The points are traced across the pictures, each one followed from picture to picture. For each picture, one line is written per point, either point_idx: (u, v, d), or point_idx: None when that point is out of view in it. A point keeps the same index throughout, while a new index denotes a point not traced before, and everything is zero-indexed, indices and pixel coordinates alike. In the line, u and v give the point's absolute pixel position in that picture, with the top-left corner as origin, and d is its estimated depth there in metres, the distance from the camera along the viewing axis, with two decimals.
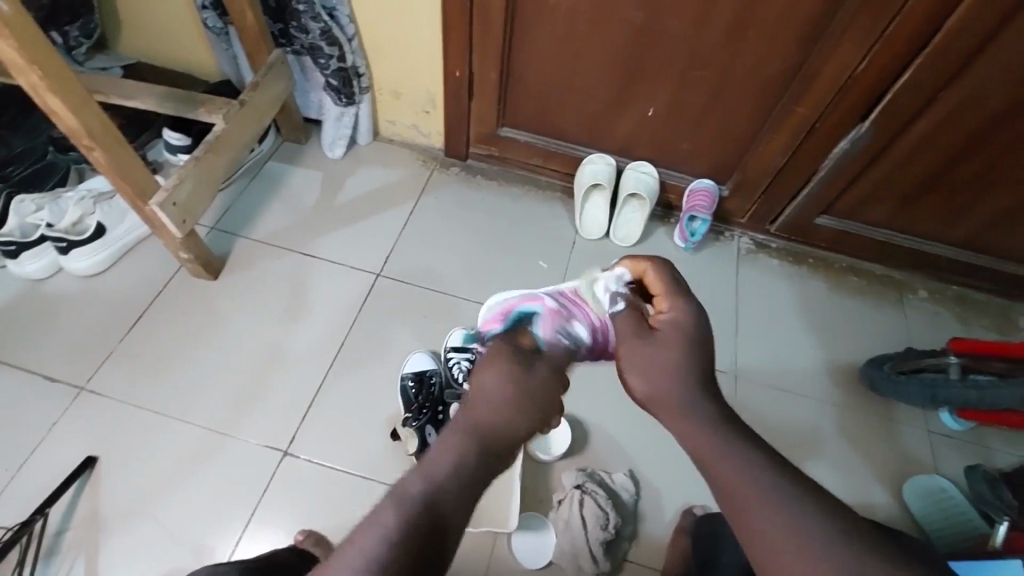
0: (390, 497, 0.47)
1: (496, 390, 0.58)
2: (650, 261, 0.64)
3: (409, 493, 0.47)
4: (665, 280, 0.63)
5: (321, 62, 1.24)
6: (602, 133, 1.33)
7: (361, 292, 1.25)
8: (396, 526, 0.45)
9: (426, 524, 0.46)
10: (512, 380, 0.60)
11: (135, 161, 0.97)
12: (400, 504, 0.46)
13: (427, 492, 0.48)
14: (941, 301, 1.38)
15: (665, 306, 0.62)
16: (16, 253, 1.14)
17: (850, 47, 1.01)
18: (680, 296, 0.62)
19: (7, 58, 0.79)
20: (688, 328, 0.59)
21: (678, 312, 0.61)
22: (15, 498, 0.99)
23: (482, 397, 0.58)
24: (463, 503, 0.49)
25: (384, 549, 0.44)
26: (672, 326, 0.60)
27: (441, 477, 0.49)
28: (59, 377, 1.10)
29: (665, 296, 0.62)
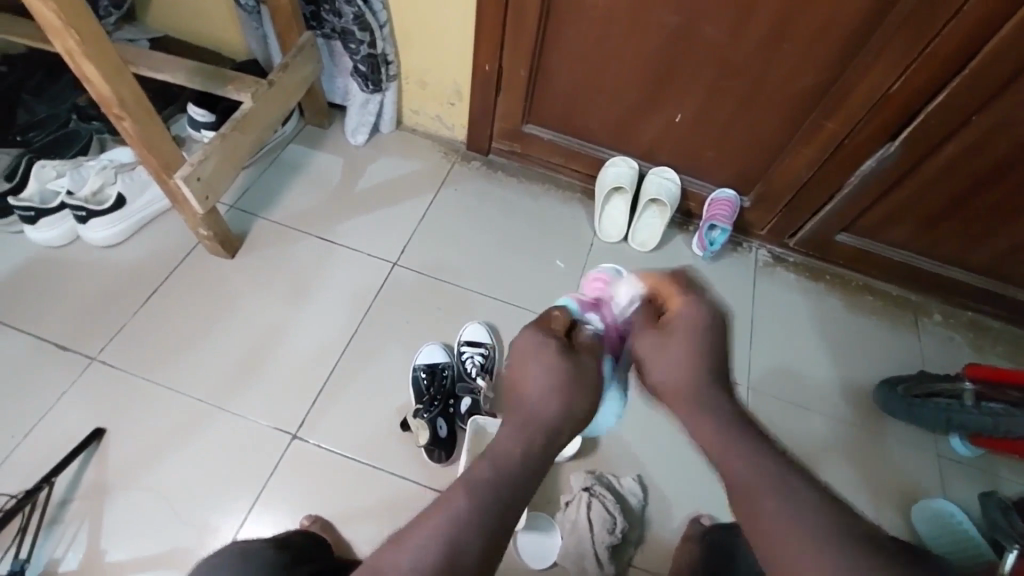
0: (459, 483, 0.51)
1: (553, 376, 0.61)
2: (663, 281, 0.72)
3: (479, 476, 0.51)
4: (673, 285, 0.71)
5: (351, 47, 1.22)
6: (627, 136, 1.33)
7: (377, 281, 1.24)
8: (463, 509, 0.48)
9: (491, 505, 0.49)
10: (552, 356, 0.63)
11: (163, 133, 0.96)
12: (466, 489, 0.50)
13: (494, 471, 0.52)
14: (955, 326, 1.38)
15: (676, 304, 0.69)
16: (35, 219, 1.13)
17: (887, 64, 1.00)
18: (690, 296, 0.69)
19: (44, 21, 0.78)
20: (703, 321, 0.66)
21: (691, 308, 0.67)
22: (20, 465, 0.98)
23: (539, 383, 0.60)
24: (524, 483, 0.52)
25: (456, 529, 0.47)
26: (686, 320, 0.66)
27: (504, 461, 0.53)
28: (71, 346, 1.09)
29: (675, 296, 0.70)
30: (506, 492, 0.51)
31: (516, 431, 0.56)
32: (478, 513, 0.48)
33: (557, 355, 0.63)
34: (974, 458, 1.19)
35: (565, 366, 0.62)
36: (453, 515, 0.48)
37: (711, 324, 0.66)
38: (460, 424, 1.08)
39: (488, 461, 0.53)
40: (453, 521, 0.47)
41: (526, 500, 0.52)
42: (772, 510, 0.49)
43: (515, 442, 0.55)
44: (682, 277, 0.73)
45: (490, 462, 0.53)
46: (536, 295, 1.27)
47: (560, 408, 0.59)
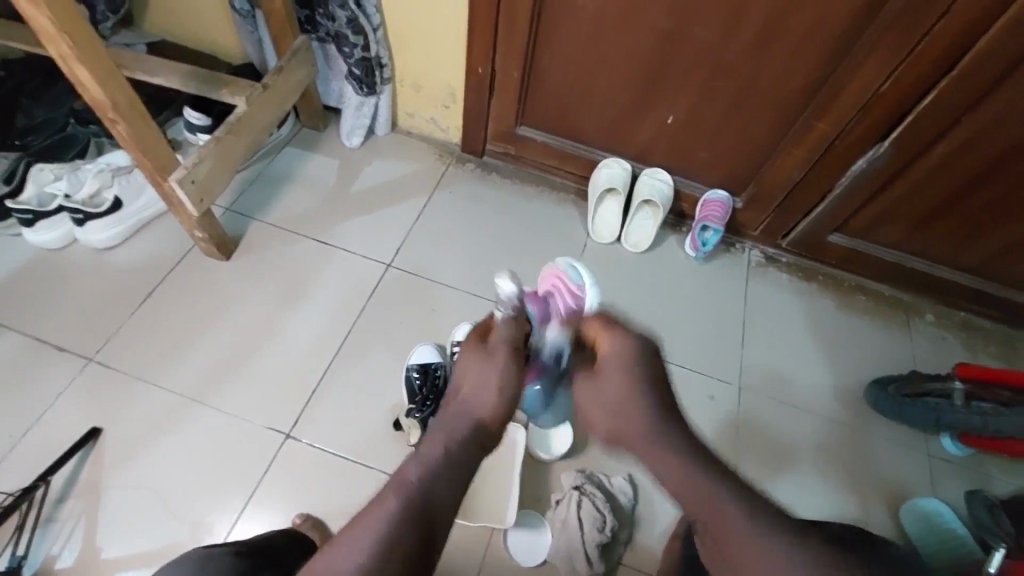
0: (391, 487, 0.66)
1: (481, 383, 0.77)
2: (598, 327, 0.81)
3: (407, 480, 0.66)
4: (601, 321, 0.82)
5: (345, 50, 1.23)
6: (619, 138, 1.34)
7: (371, 282, 1.25)
8: (395, 506, 0.63)
9: (416, 504, 0.64)
10: (484, 369, 0.78)
11: (157, 136, 0.97)
12: (398, 491, 0.65)
13: (420, 477, 0.67)
14: (947, 326, 1.38)
15: (604, 344, 0.80)
16: (32, 221, 1.14)
17: (874, 65, 1.01)
18: (616, 337, 0.79)
19: (39, 27, 0.79)
20: (629, 354, 0.78)
21: (617, 348, 0.78)
22: (18, 464, 1.00)
23: (472, 395, 0.76)
24: (445, 484, 0.67)
25: (388, 523, 0.62)
26: (614, 355, 0.78)
27: (429, 466, 0.68)
28: (68, 346, 1.11)
29: (604, 335, 0.80)
30: (426, 498, 0.65)
31: (442, 436, 0.72)
32: (404, 512, 0.63)
33: (495, 359, 0.78)
34: (965, 457, 1.19)
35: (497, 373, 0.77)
36: (385, 514, 0.63)
37: (636, 358, 0.77)
38: None
39: (415, 467, 0.68)
40: (384, 518, 0.62)
41: (448, 498, 0.67)
42: (734, 533, 0.62)
43: (437, 449, 0.70)
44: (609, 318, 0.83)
45: (415, 471, 0.67)
46: None
47: (485, 415, 0.75)
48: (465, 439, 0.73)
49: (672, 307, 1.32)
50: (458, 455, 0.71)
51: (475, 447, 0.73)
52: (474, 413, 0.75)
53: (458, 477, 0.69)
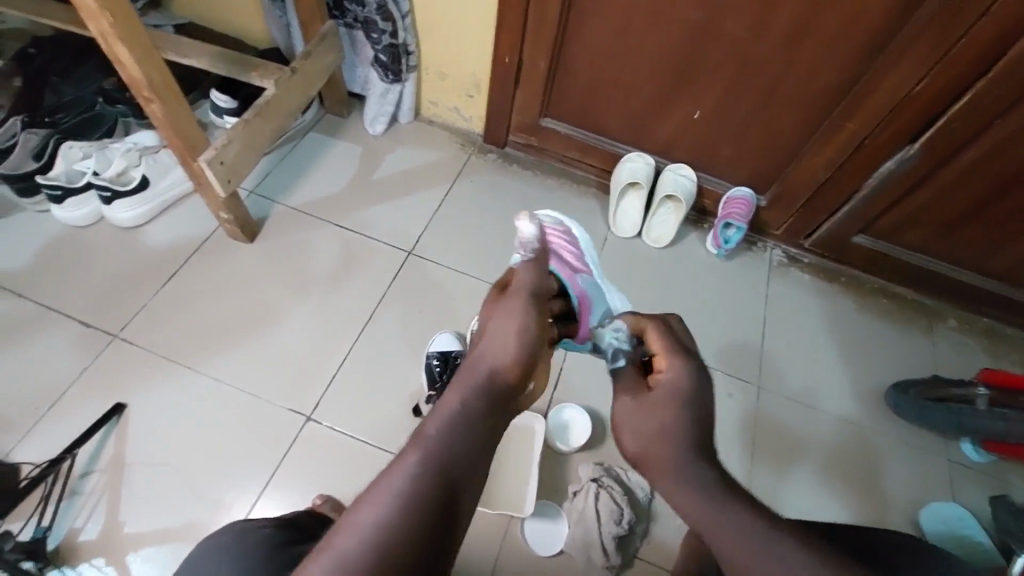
0: (411, 442, 0.54)
1: (501, 332, 0.66)
2: (650, 321, 0.72)
3: (427, 434, 0.54)
4: (666, 341, 0.69)
5: (373, 36, 1.24)
6: (644, 132, 1.33)
7: (392, 269, 1.25)
8: (415, 462, 0.52)
9: (448, 460, 0.53)
10: (507, 324, 0.67)
11: (189, 116, 0.98)
12: (419, 445, 0.53)
13: (442, 430, 0.55)
14: (970, 332, 1.36)
15: (663, 365, 0.67)
16: (62, 198, 1.16)
17: (910, 65, 1.00)
18: (675, 356, 0.67)
19: (80, 4, 0.80)
20: (683, 387, 0.64)
21: (674, 371, 0.66)
22: (43, 438, 1.01)
23: (490, 339, 0.65)
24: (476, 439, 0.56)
25: (407, 483, 0.50)
26: (665, 386, 0.65)
27: (451, 417, 0.56)
28: (94, 323, 1.12)
29: (664, 355, 0.68)
30: (452, 451, 0.54)
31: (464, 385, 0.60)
32: (432, 466, 0.52)
33: (508, 310, 0.69)
34: (986, 464, 1.18)
35: (511, 315, 0.68)
36: (404, 471, 0.51)
37: (691, 395, 0.64)
38: None
39: (440, 418, 0.56)
40: (409, 477, 0.51)
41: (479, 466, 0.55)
42: None
43: (457, 404, 0.57)
44: (677, 332, 0.72)
45: (443, 419, 0.56)
46: None
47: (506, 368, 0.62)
48: (486, 386, 0.60)
49: (692, 304, 1.31)
50: (486, 409, 0.58)
51: (501, 402, 0.60)
52: (496, 361, 0.63)
53: (485, 437, 0.57)
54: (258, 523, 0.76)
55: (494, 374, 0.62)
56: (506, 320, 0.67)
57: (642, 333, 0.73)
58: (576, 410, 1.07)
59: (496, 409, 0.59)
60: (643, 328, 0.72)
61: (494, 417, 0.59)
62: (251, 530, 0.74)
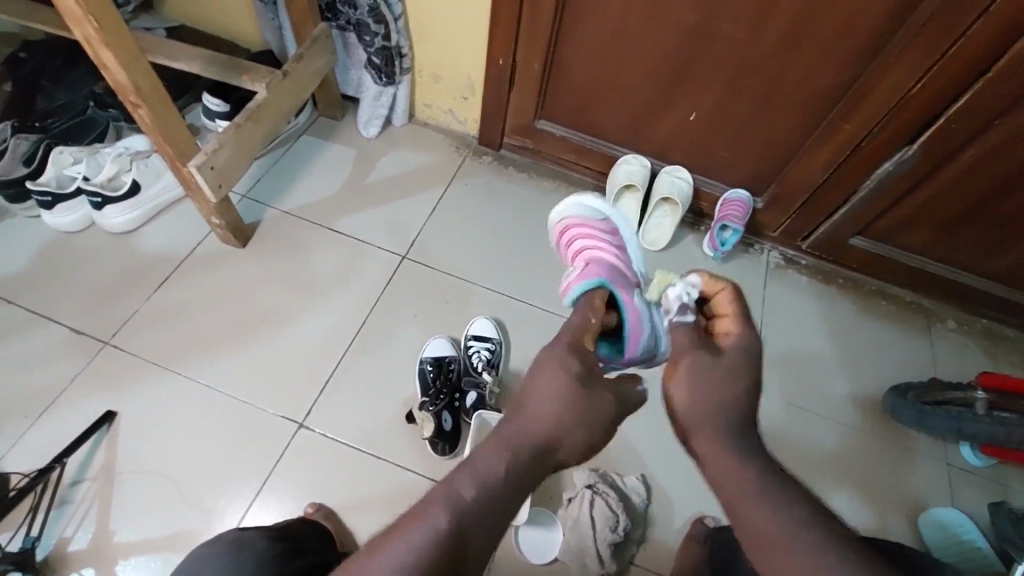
0: (437, 496, 0.50)
1: (553, 397, 0.57)
2: (729, 284, 0.66)
3: (462, 493, 0.50)
4: (735, 306, 0.65)
5: (366, 39, 1.23)
6: (640, 134, 1.32)
7: (387, 273, 1.25)
8: (444, 525, 0.48)
9: (466, 528, 0.49)
10: (563, 385, 0.57)
11: (178, 121, 0.97)
12: (449, 505, 0.49)
13: (477, 493, 0.50)
14: (970, 333, 1.35)
15: (732, 326, 0.64)
16: (51, 204, 1.15)
17: (907, 66, 0.98)
18: (746, 322, 0.64)
19: (64, 8, 0.79)
20: (746, 357, 0.61)
21: (744, 337, 0.62)
22: (32, 446, 1.00)
23: (533, 393, 0.58)
24: (509, 502, 0.52)
25: (432, 544, 0.47)
26: (733, 351, 0.62)
27: (487, 479, 0.51)
28: (84, 330, 1.11)
29: (733, 318, 0.64)
30: (482, 516, 0.50)
31: (507, 444, 0.54)
32: (459, 529, 0.48)
33: (556, 362, 0.60)
34: (985, 468, 1.17)
35: (564, 373, 0.59)
36: (432, 528, 0.48)
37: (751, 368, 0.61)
38: (466, 417, 1.09)
39: (468, 479, 0.51)
40: (424, 538, 0.47)
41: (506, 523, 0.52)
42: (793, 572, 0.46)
43: (495, 465, 0.52)
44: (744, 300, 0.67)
45: (472, 478, 0.51)
46: (544, 290, 1.27)
47: (554, 433, 0.56)
48: (522, 451, 0.54)
49: None
50: (515, 476, 0.53)
51: (543, 466, 0.55)
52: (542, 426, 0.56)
53: (508, 508, 0.52)
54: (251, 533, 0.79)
55: (536, 441, 0.55)
56: (558, 377, 0.58)
57: (712, 294, 0.67)
58: None
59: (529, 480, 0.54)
60: (714, 291, 0.66)
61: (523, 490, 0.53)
62: (245, 541, 0.76)
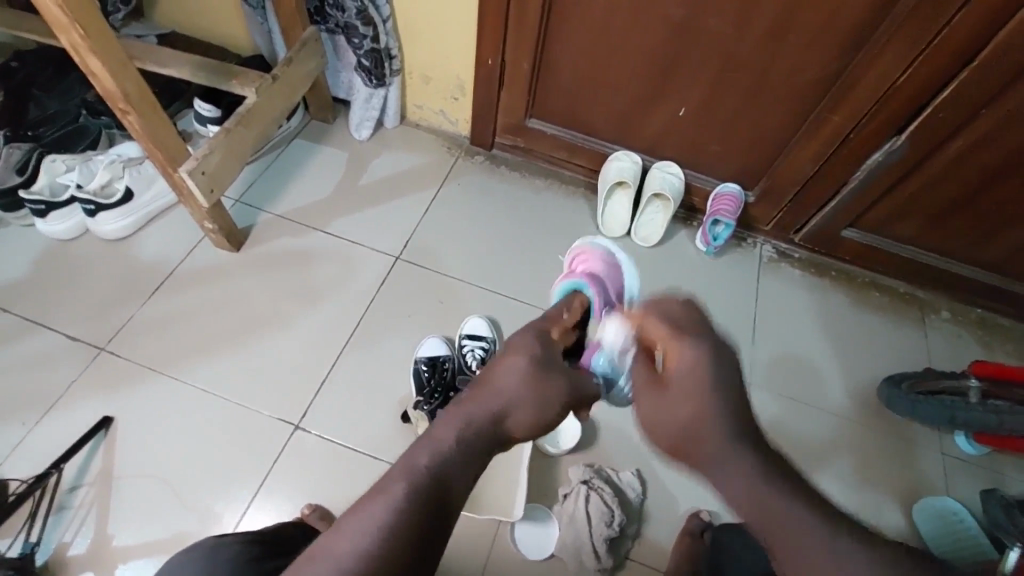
0: (399, 468, 0.52)
1: (507, 377, 0.60)
2: (647, 314, 0.65)
3: (416, 466, 0.52)
4: (665, 324, 0.63)
5: (355, 41, 1.23)
6: (631, 131, 1.32)
7: (381, 274, 1.25)
8: (402, 494, 0.50)
9: (431, 497, 0.51)
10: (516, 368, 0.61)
11: (168, 127, 0.97)
12: (407, 477, 0.51)
13: (432, 464, 0.52)
14: (964, 323, 1.36)
15: (673, 352, 0.61)
16: (45, 212, 1.16)
17: (893, 56, 0.99)
18: (682, 339, 0.61)
19: (51, 16, 0.79)
20: (701, 371, 0.58)
21: (688, 358, 0.60)
22: (30, 452, 1.01)
23: (489, 377, 0.61)
24: (467, 474, 0.54)
25: (392, 514, 0.49)
26: (682, 373, 0.59)
27: (443, 452, 0.53)
28: (80, 336, 1.12)
29: (670, 343, 0.61)
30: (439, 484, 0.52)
31: (460, 420, 0.57)
32: (417, 497, 0.50)
33: (515, 349, 0.64)
34: (980, 457, 1.17)
35: (522, 357, 0.62)
36: (391, 499, 0.49)
37: (714, 376, 0.58)
38: None
39: (429, 450, 0.54)
40: (390, 507, 0.49)
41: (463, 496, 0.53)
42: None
43: (449, 439, 0.55)
44: (675, 311, 0.64)
45: (433, 449, 0.54)
46: (538, 288, 1.28)
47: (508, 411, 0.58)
48: (480, 427, 0.57)
49: None
50: (470, 449, 0.55)
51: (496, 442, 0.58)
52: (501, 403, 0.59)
53: (467, 477, 0.54)
54: (231, 538, 0.74)
55: (496, 416, 0.58)
56: (515, 361, 0.62)
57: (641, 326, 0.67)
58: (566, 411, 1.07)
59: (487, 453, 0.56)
60: (641, 323, 0.66)
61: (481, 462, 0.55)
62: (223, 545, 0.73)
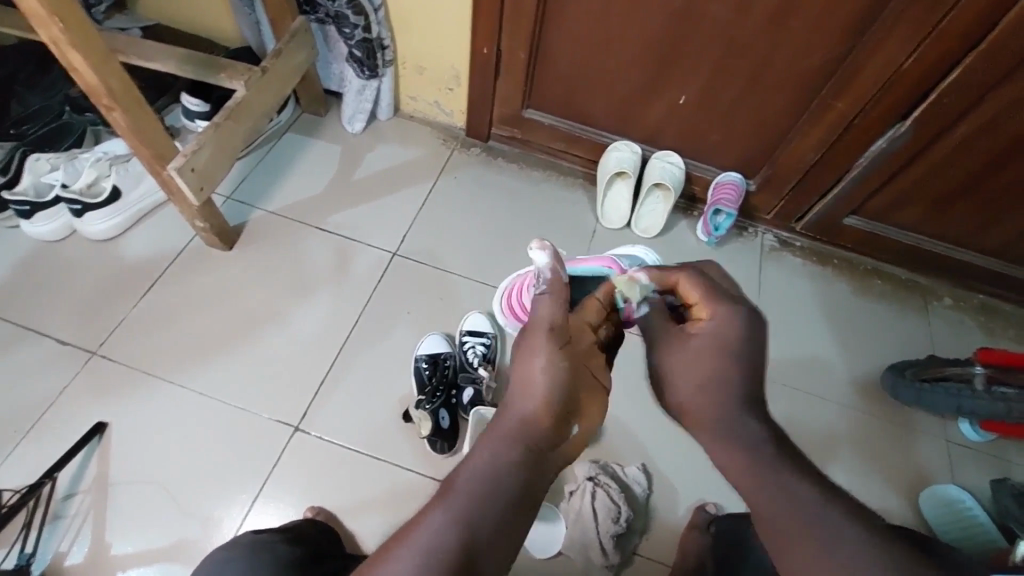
0: (438, 496, 0.52)
1: (536, 378, 0.59)
2: (686, 273, 0.67)
3: (457, 490, 0.52)
4: (705, 287, 0.66)
5: (345, 32, 1.19)
6: (630, 120, 1.30)
7: (378, 271, 1.23)
8: (444, 520, 0.49)
9: (478, 519, 0.50)
10: (545, 367, 0.60)
11: (155, 124, 0.94)
12: (449, 504, 0.50)
13: (476, 483, 0.52)
14: (965, 309, 1.35)
15: (705, 314, 0.65)
16: (30, 213, 1.12)
17: (898, 40, 0.97)
18: (725, 301, 0.64)
19: (28, 10, 0.76)
20: (729, 335, 0.63)
21: (723, 318, 0.63)
22: (23, 461, 0.98)
23: (521, 384, 0.60)
24: (520, 487, 0.53)
25: (439, 536, 0.48)
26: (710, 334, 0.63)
27: (482, 473, 0.53)
28: (70, 341, 1.09)
29: (704, 302, 0.65)
30: (488, 507, 0.51)
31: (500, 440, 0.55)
32: (464, 519, 0.49)
33: (536, 346, 0.61)
34: (984, 443, 1.17)
35: (547, 353, 0.61)
36: (435, 525, 0.49)
37: (744, 338, 0.62)
38: (462, 414, 1.08)
39: (469, 474, 0.53)
40: (435, 532, 0.48)
41: (509, 526, 0.51)
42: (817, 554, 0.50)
43: (489, 457, 0.54)
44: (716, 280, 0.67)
45: (471, 474, 0.53)
46: None
47: (543, 410, 0.58)
48: (519, 443, 0.55)
49: None
50: (520, 462, 0.54)
51: (541, 445, 0.56)
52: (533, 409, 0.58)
53: (520, 495, 0.53)
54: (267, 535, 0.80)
55: (531, 423, 0.57)
56: (540, 352, 0.61)
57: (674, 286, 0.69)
58: None
59: (532, 461, 0.55)
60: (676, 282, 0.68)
61: (529, 477, 0.54)
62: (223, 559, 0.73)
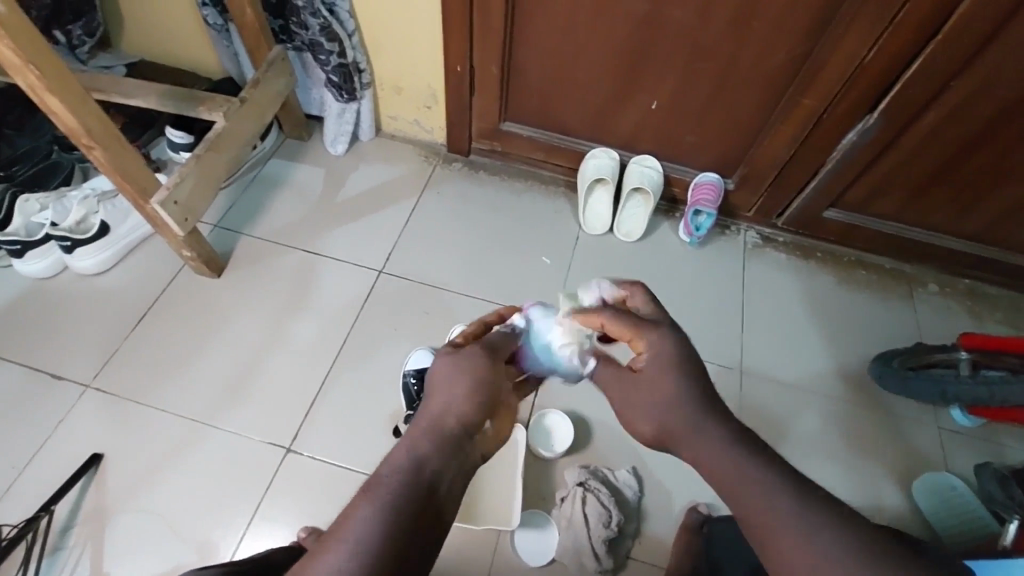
0: (360, 494, 0.49)
1: (452, 378, 0.59)
2: (599, 314, 0.64)
3: (379, 485, 0.49)
4: (626, 320, 0.62)
5: (321, 58, 1.22)
6: (605, 128, 1.32)
7: (364, 289, 1.25)
8: (370, 512, 0.47)
9: (406, 504, 0.48)
10: (457, 365, 0.60)
11: (135, 159, 0.97)
12: (373, 496, 0.48)
13: (398, 476, 0.50)
14: (952, 295, 1.36)
15: (639, 347, 0.61)
16: (22, 252, 1.14)
17: (856, 37, 0.99)
18: (648, 328, 0.61)
19: (4, 59, 0.79)
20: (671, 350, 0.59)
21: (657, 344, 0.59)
22: (20, 496, 1.00)
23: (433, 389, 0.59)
24: (444, 471, 0.52)
25: (366, 531, 0.46)
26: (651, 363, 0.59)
27: (405, 465, 0.51)
28: (65, 375, 1.11)
29: (635, 334, 0.61)
30: (412, 495, 0.49)
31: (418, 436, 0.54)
32: (388, 513, 0.47)
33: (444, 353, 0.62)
34: (976, 428, 1.17)
35: (450, 356, 0.61)
36: (360, 520, 0.46)
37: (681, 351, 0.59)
38: None
39: (388, 465, 0.51)
40: (362, 526, 0.46)
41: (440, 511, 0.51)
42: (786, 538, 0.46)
43: (410, 452, 0.52)
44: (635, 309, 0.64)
45: (391, 469, 0.51)
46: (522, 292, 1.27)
47: (462, 404, 0.57)
48: (436, 435, 0.54)
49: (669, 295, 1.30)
50: (442, 453, 0.53)
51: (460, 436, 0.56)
52: (446, 403, 0.57)
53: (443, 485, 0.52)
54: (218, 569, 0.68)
55: (446, 416, 0.56)
56: (446, 357, 0.61)
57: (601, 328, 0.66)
58: (558, 416, 1.07)
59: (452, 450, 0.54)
60: (600, 323, 0.65)
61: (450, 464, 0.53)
62: None
